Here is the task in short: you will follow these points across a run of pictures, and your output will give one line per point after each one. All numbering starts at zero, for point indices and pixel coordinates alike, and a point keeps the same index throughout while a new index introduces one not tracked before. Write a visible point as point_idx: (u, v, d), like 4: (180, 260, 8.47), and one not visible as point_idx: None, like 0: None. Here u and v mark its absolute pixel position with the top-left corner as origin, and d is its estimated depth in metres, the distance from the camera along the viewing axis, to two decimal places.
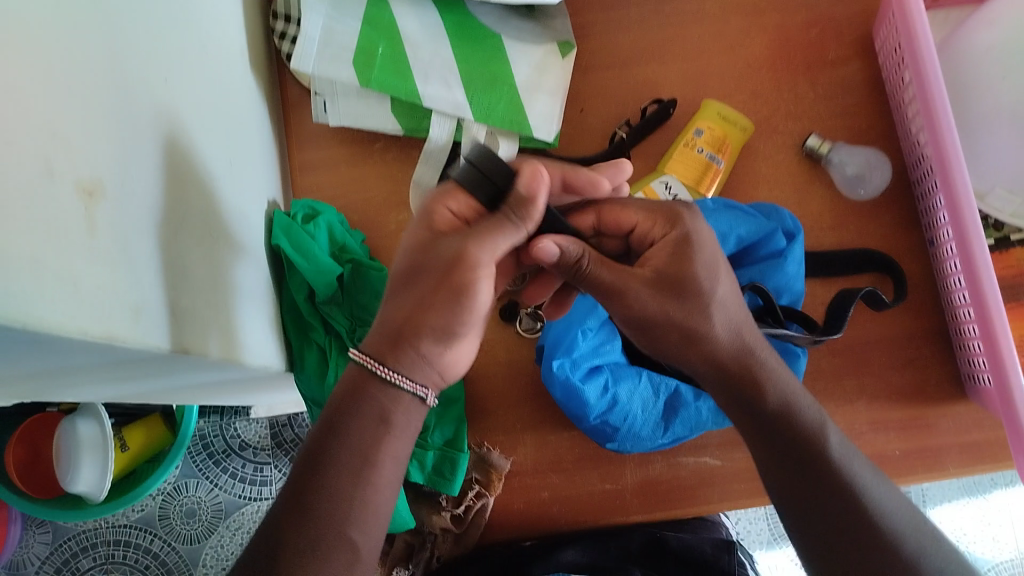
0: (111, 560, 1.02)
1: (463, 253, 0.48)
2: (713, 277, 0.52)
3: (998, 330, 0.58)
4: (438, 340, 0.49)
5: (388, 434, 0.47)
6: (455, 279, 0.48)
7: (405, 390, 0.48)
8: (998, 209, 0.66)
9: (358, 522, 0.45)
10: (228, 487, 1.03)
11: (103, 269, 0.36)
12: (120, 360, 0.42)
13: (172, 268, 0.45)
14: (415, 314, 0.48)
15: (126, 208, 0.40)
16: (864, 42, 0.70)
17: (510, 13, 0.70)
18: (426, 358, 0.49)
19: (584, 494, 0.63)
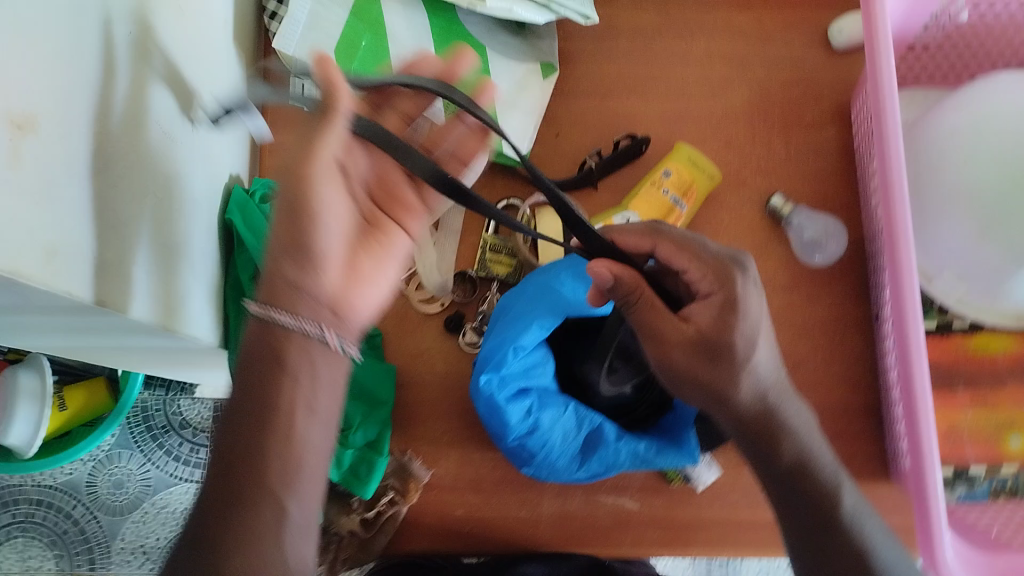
0: (30, 518, 1.12)
1: (297, 168, 0.45)
2: (750, 338, 0.49)
3: (919, 412, 0.57)
4: (296, 259, 0.46)
5: (286, 376, 0.45)
6: (296, 189, 0.45)
7: (291, 328, 0.45)
8: (944, 294, 0.66)
9: (296, 491, 0.45)
10: (161, 464, 1.12)
11: (18, 206, 0.34)
12: (32, 300, 0.40)
13: (107, 218, 0.43)
14: (278, 239, 0.46)
15: (63, 149, 0.38)
16: (842, 110, 0.72)
17: (499, 26, 0.68)
18: (307, 288, 0.46)
19: (499, 517, 0.63)
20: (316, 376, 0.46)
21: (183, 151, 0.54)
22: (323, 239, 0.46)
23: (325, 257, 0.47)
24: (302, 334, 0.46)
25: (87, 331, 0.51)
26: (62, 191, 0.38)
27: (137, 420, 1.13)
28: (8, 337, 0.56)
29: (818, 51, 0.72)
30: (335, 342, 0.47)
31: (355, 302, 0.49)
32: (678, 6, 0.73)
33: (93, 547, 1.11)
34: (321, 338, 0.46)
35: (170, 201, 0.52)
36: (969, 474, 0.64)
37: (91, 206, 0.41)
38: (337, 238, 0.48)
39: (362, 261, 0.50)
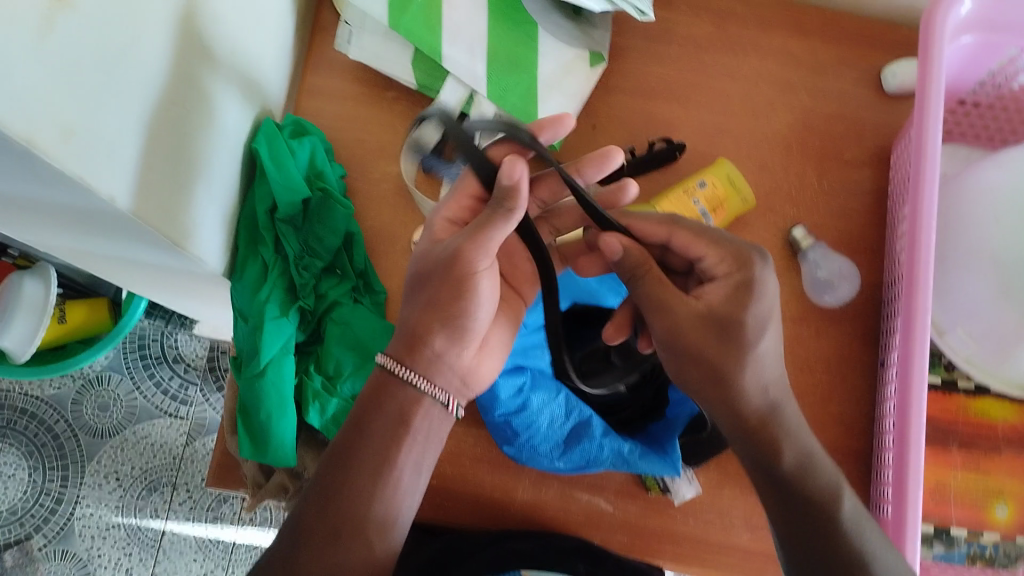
0: (10, 425, 1.12)
1: (459, 250, 0.48)
2: (760, 323, 0.49)
3: (909, 459, 0.56)
4: (448, 333, 0.50)
5: (406, 435, 0.48)
6: (455, 270, 0.49)
7: (423, 394, 0.49)
8: (953, 348, 0.66)
9: (381, 521, 0.46)
10: (149, 394, 1.13)
11: (44, 79, 0.35)
12: (45, 183, 0.41)
13: (133, 119, 0.43)
14: (427, 311, 0.49)
15: (99, 36, 0.39)
16: (883, 153, 0.71)
17: (555, 8, 0.66)
18: (447, 358, 0.50)
19: (469, 494, 0.63)
20: (428, 436, 0.49)
21: (218, 75, 0.54)
22: (469, 324, 0.50)
23: (472, 335, 0.51)
24: (433, 401, 0.49)
25: (103, 232, 0.52)
26: (92, 77, 0.38)
27: (131, 349, 1.15)
28: (23, 226, 0.57)
29: (867, 91, 0.72)
30: (455, 408, 0.51)
31: (478, 375, 0.53)
32: (736, 23, 0.73)
33: (67, 465, 1.10)
34: (442, 400, 0.50)
35: (199, 119, 0.52)
36: (950, 533, 0.65)
37: (118, 101, 0.41)
38: (483, 319, 0.51)
39: (494, 335, 0.55)
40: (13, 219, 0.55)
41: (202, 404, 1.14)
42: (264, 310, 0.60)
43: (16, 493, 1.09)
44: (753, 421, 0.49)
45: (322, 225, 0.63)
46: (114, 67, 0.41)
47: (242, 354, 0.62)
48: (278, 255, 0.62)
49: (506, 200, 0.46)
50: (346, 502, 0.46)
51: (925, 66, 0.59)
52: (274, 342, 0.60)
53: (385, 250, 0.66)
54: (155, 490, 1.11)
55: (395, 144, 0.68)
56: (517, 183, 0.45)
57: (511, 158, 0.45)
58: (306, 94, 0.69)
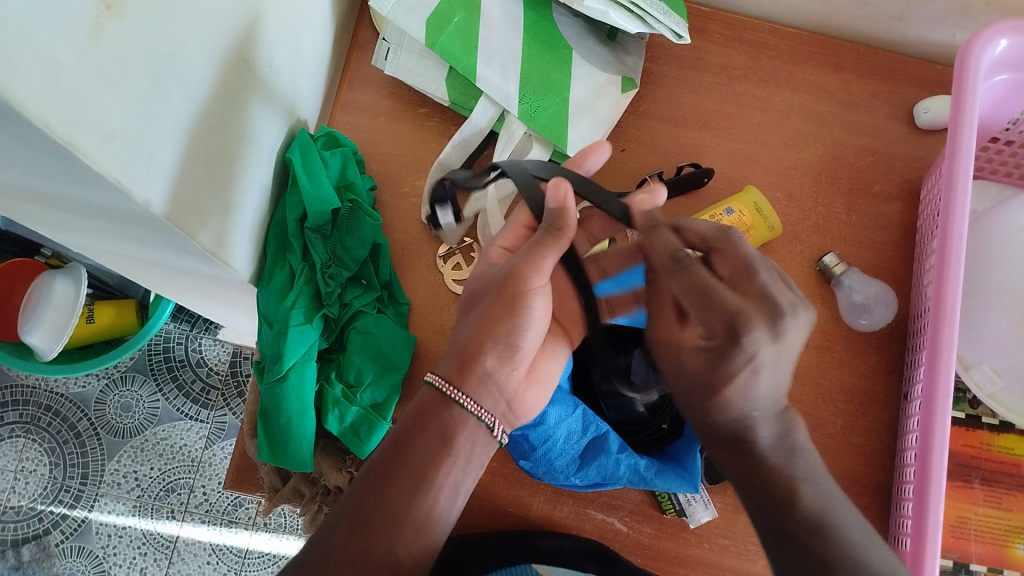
0: (34, 421, 1.13)
1: (513, 265, 0.50)
2: (756, 370, 0.45)
3: (930, 491, 0.56)
4: (498, 353, 0.51)
5: (448, 454, 0.48)
6: (510, 287, 0.50)
7: (472, 414, 0.49)
8: (978, 385, 0.64)
9: (408, 537, 0.45)
10: (171, 397, 1.14)
11: (94, 79, 0.36)
12: (86, 183, 0.41)
13: (174, 124, 0.44)
14: (480, 329, 0.51)
15: (146, 41, 0.40)
16: (913, 186, 0.71)
17: (590, 32, 0.68)
18: (496, 377, 0.51)
19: (484, 507, 0.64)
20: (470, 456, 0.49)
21: (259, 88, 0.55)
22: (519, 345, 0.52)
23: (521, 357, 0.52)
24: (479, 421, 0.50)
25: (140, 235, 0.53)
26: (139, 81, 0.39)
27: (155, 352, 1.16)
28: (62, 226, 0.58)
29: (898, 125, 0.72)
30: (500, 434, 0.51)
31: (522, 399, 0.53)
32: (770, 52, 0.73)
33: (87, 462, 1.12)
34: (488, 423, 0.50)
35: (240, 128, 0.53)
36: (968, 569, 0.64)
37: (161, 106, 0.42)
38: (532, 344, 0.53)
39: (541, 364, 0.55)
40: (53, 218, 0.56)
41: (223, 408, 1.15)
42: (290, 315, 0.60)
43: (37, 489, 1.11)
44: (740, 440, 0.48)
45: (351, 236, 0.64)
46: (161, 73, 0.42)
47: (267, 360, 0.62)
48: (306, 263, 0.62)
49: (556, 220, 0.48)
50: (383, 513, 0.45)
51: (959, 100, 0.59)
52: (298, 348, 0.60)
53: (411, 263, 0.67)
54: (173, 492, 1.12)
55: (426, 158, 0.69)
56: (562, 203, 0.48)
57: (555, 181, 0.48)
58: (340, 105, 0.70)
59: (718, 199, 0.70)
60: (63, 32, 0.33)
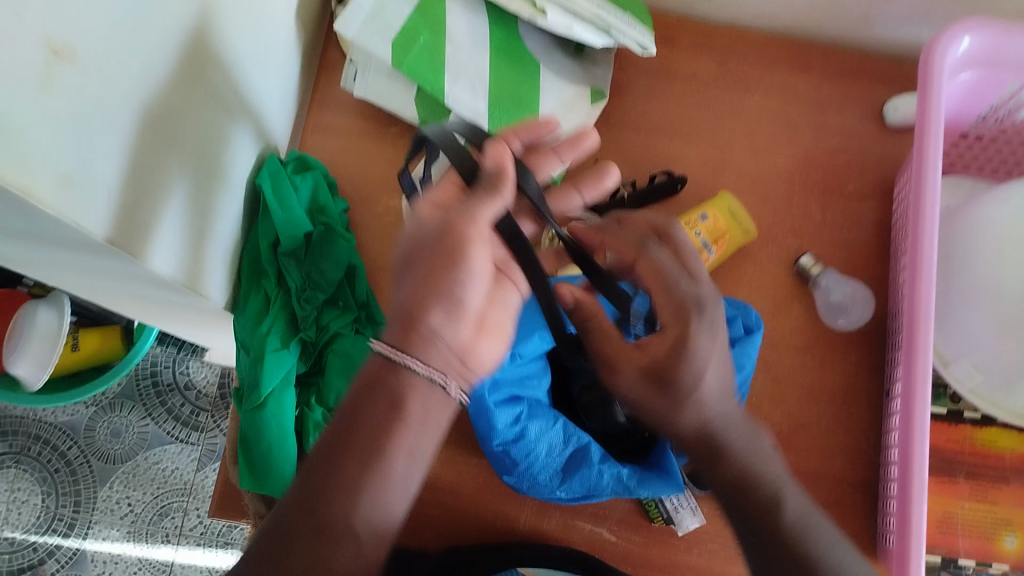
0: (24, 452, 1.12)
1: (449, 220, 0.46)
2: (703, 370, 0.48)
3: (913, 490, 0.56)
4: (444, 309, 0.45)
5: (399, 421, 0.43)
6: (448, 242, 0.45)
7: (421, 376, 0.43)
8: (958, 380, 0.65)
9: (367, 511, 0.41)
10: (161, 421, 1.14)
11: (46, 128, 0.35)
12: (45, 228, 0.41)
13: (136, 162, 0.43)
14: (418, 288, 0.45)
15: (102, 82, 0.39)
16: (887, 184, 0.72)
17: (557, 46, 0.69)
18: (442, 334, 0.44)
19: (471, 522, 0.64)
20: (426, 422, 0.44)
21: (223, 116, 0.55)
22: (462, 301, 0.45)
23: (466, 312, 0.46)
24: (429, 382, 0.44)
25: (108, 274, 0.52)
26: (96, 124, 0.39)
27: (143, 376, 1.15)
28: (29, 269, 0.57)
29: (869, 124, 0.72)
30: (458, 394, 0.45)
31: (477, 355, 0.47)
32: (738, 57, 0.74)
33: (79, 490, 1.11)
34: (440, 383, 0.44)
35: (205, 159, 0.52)
36: (956, 563, 0.64)
37: (121, 147, 0.41)
38: (478, 297, 0.46)
39: (491, 315, 0.48)
40: (20, 261, 0.55)
41: (213, 429, 1.15)
42: (265, 341, 0.61)
43: (30, 519, 1.10)
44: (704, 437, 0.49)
45: (325, 258, 0.63)
46: (120, 113, 0.41)
47: (245, 387, 0.62)
48: (280, 288, 0.63)
49: (495, 178, 0.48)
50: (328, 513, 0.41)
51: (924, 100, 0.59)
52: (276, 374, 0.61)
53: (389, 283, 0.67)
54: (167, 515, 1.12)
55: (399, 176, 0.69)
56: (501, 163, 0.48)
57: (497, 144, 0.49)
58: (312, 128, 0.70)
59: (692, 206, 0.71)
60: (10, 82, 0.32)
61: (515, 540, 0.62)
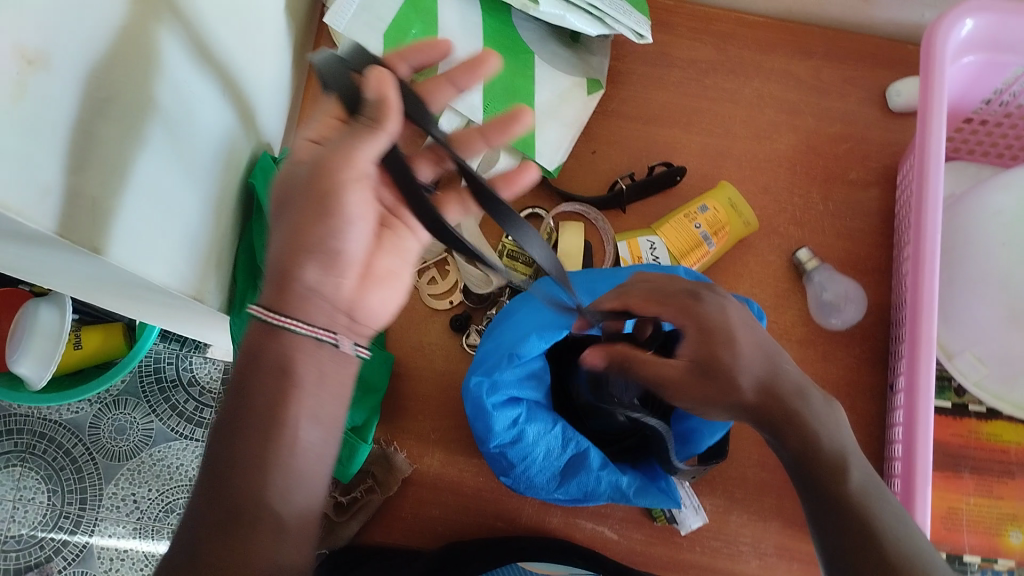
0: (28, 452, 0.88)
1: (321, 158, 0.40)
2: (735, 345, 0.47)
3: (917, 486, 0.55)
4: (321, 262, 0.41)
5: (292, 387, 0.40)
6: (318, 185, 0.40)
7: (304, 336, 0.40)
8: (963, 373, 0.64)
9: (280, 489, 0.38)
10: None
11: (19, 138, 0.34)
12: (32, 239, 0.40)
13: (114, 166, 0.41)
14: (290, 234, 0.41)
15: (66, 80, 0.37)
16: (890, 172, 0.70)
17: (552, 36, 0.69)
18: (321, 292, 0.41)
19: (472, 523, 0.63)
20: (323, 380, 0.41)
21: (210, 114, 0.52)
22: (341, 249, 0.41)
23: (348, 262, 0.42)
24: (315, 342, 0.41)
25: (105, 281, 0.51)
26: (61, 125, 0.37)
27: (148, 371, 0.90)
28: (25, 278, 0.56)
29: (872, 110, 0.71)
30: (349, 347, 0.42)
31: (365, 306, 0.43)
32: (738, 42, 0.72)
33: (84, 488, 0.87)
34: (329, 341, 0.41)
35: (196, 164, 0.51)
36: (962, 560, 0.63)
37: (92, 150, 0.39)
38: (362, 242, 0.42)
39: (384, 260, 0.45)
40: (14, 271, 0.54)
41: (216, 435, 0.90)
42: None
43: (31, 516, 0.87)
44: (767, 398, 0.46)
45: None
46: (88, 115, 0.39)
47: None
48: None
49: (371, 111, 0.38)
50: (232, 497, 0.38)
51: (927, 85, 0.58)
52: None
53: None
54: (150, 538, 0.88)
55: None
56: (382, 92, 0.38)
57: (378, 69, 0.38)
58: None
59: (692, 197, 0.70)
60: None
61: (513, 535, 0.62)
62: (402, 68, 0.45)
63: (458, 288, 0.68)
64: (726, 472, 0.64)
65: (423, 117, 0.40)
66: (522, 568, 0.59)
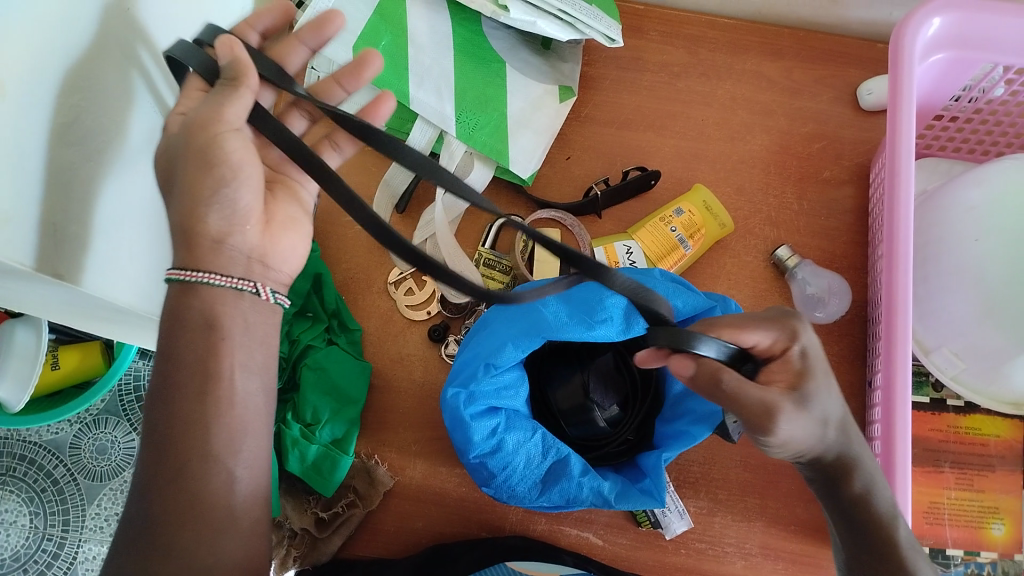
0: (9, 474, 0.84)
1: (191, 121, 0.42)
2: (829, 383, 0.47)
3: (896, 483, 0.55)
4: (219, 212, 0.43)
5: (221, 340, 0.42)
6: (197, 138, 0.42)
7: (224, 288, 0.43)
8: (940, 368, 0.65)
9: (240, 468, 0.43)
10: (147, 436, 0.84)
11: None
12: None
13: (79, 191, 0.42)
14: (185, 199, 0.42)
15: (28, 117, 0.37)
16: (864, 169, 0.71)
17: (523, 43, 0.69)
18: (231, 241, 0.43)
19: (455, 533, 0.63)
20: (249, 329, 0.44)
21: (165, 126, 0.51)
22: (235, 200, 0.43)
23: (246, 214, 0.44)
24: (235, 292, 0.43)
25: (75, 307, 0.51)
26: (27, 165, 0.37)
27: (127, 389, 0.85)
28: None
29: (844, 109, 0.71)
30: (268, 294, 0.45)
31: (276, 251, 0.46)
32: (709, 45, 0.72)
33: (67, 509, 0.83)
34: (249, 290, 0.44)
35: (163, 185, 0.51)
36: (945, 554, 0.63)
37: (58, 180, 0.40)
38: (254, 198, 0.44)
39: (277, 211, 0.47)
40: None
41: None
42: None
43: (18, 540, 0.83)
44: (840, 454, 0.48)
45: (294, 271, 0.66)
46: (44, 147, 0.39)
47: None
48: None
49: (233, 72, 0.43)
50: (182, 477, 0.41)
51: (895, 82, 0.58)
52: None
53: (363, 291, 0.68)
54: None
55: (371, 184, 0.70)
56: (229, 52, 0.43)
57: (227, 39, 0.44)
58: None
59: (667, 200, 0.70)
60: None
61: (502, 536, 0.62)
62: (249, 36, 0.49)
63: (436, 297, 0.68)
64: (709, 473, 0.64)
65: (280, 79, 0.46)
66: (511, 567, 0.58)
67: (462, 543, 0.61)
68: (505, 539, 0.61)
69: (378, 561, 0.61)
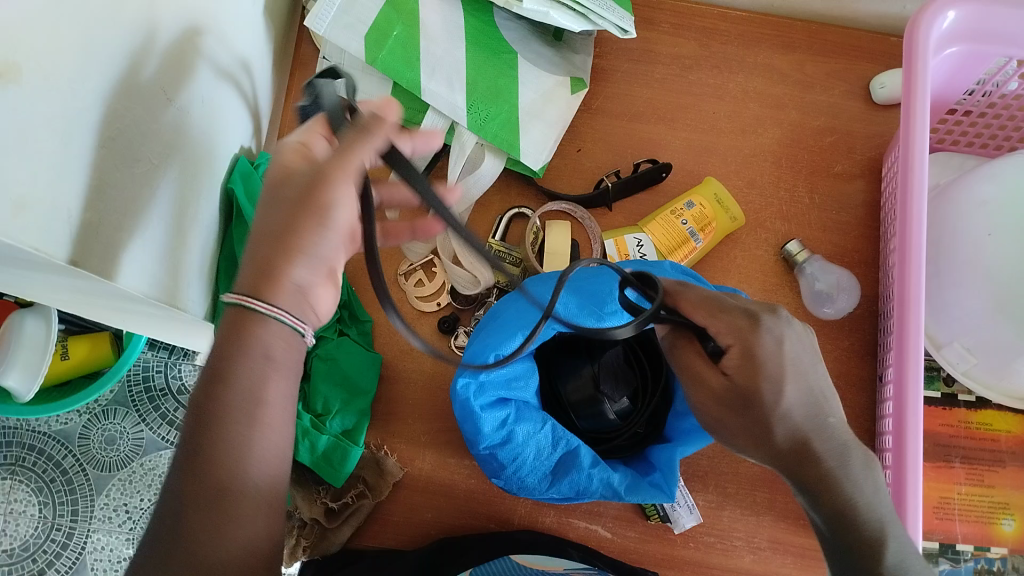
0: (19, 464, 0.84)
1: (320, 170, 0.39)
2: (782, 382, 0.45)
3: (907, 481, 0.55)
4: (309, 261, 0.40)
5: None
6: (318, 196, 0.39)
7: (288, 326, 0.39)
8: (951, 363, 0.64)
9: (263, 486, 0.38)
10: (155, 426, 0.84)
11: (21, 165, 0.34)
12: (24, 260, 0.40)
13: (106, 181, 0.42)
14: (282, 244, 0.39)
15: (62, 108, 0.37)
16: (875, 164, 0.70)
17: (534, 35, 0.69)
18: (305, 284, 0.40)
19: (464, 524, 0.63)
20: None
21: (183, 116, 0.51)
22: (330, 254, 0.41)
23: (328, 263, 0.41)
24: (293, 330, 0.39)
25: (91, 297, 0.51)
26: (61, 155, 0.37)
27: (136, 380, 0.86)
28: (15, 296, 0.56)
29: (855, 102, 0.71)
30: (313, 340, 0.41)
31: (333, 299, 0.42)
32: (721, 38, 0.72)
33: (76, 499, 0.83)
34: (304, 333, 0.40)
35: (181, 176, 0.51)
36: (955, 549, 0.63)
37: (88, 169, 0.40)
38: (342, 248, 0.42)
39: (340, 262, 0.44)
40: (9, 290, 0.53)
41: None
42: None
43: (28, 530, 0.83)
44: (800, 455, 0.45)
45: None
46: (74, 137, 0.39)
47: None
48: None
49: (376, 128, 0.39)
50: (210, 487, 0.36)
51: (910, 75, 0.58)
52: None
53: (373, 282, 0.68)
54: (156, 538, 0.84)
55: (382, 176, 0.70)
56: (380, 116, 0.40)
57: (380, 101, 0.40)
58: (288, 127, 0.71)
59: (677, 193, 0.70)
60: None
61: (512, 529, 0.62)
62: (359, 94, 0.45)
63: (446, 289, 0.68)
64: (718, 467, 0.64)
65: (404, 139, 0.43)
66: (514, 560, 0.58)
67: (469, 536, 0.61)
68: (513, 532, 0.61)
69: (386, 552, 0.61)
